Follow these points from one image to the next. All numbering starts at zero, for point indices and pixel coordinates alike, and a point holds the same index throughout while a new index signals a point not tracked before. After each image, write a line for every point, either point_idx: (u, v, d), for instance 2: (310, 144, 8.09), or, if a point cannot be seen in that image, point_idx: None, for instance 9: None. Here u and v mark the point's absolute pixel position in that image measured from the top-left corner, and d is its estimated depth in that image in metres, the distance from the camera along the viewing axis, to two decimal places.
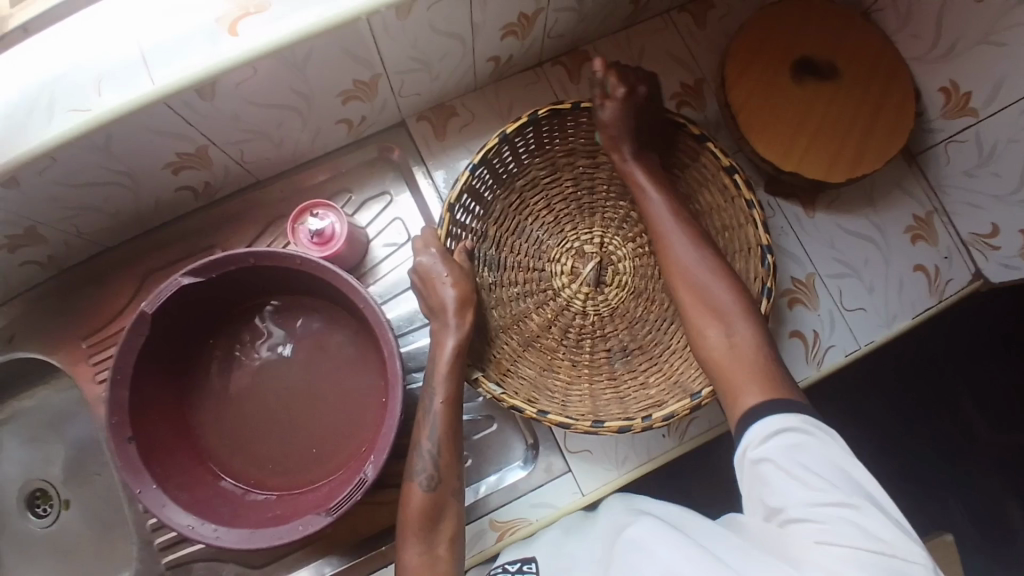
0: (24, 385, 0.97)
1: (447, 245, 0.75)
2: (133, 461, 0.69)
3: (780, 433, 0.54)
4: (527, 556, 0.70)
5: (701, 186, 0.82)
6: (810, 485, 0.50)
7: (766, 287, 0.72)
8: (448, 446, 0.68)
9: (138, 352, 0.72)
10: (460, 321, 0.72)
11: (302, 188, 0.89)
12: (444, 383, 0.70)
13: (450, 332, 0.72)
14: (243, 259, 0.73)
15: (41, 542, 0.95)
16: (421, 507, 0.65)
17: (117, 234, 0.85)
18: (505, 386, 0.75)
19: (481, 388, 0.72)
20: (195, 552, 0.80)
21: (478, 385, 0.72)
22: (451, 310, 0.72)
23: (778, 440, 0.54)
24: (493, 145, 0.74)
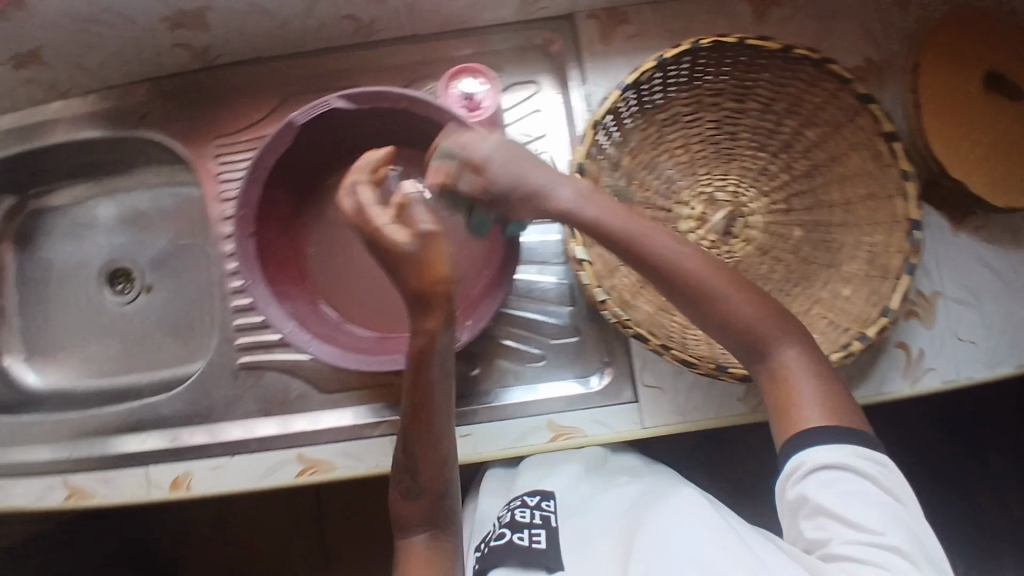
0: (120, 169, 0.96)
1: (584, 166, 0.75)
2: (249, 255, 0.73)
3: (840, 473, 0.53)
4: (548, 492, 0.75)
5: (848, 150, 0.78)
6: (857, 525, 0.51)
7: (909, 262, 0.72)
8: (433, 460, 0.61)
9: (277, 158, 0.74)
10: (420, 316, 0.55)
11: (451, 55, 0.87)
12: (410, 398, 0.59)
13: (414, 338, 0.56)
14: (395, 98, 0.73)
15: (114, 317, 0.98)
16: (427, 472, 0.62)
17: (269, 47, 0.85)
18: (629, 314, 0.75)
19: (607, 311, 0.73)
20: (270, 362, 0.85)
21: (603, 308, 0.73)
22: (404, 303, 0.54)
23: (834, 474, 0.53)
24: (649, 68, 0.73)
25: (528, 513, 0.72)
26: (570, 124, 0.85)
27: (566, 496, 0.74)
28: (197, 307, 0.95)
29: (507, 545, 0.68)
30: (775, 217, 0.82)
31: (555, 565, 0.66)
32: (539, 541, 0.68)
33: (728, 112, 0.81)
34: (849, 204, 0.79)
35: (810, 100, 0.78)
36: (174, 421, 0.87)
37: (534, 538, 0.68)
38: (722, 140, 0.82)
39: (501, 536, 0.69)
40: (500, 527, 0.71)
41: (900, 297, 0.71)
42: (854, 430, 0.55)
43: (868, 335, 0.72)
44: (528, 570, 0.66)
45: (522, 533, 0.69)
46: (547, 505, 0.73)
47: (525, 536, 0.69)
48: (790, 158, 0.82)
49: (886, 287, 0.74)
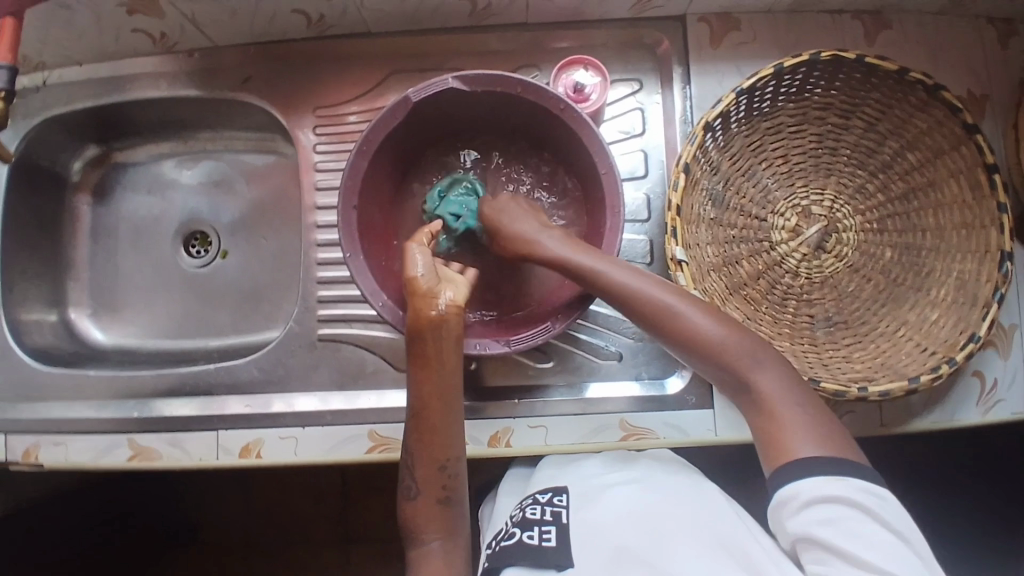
0: (215, 129, 0.99)
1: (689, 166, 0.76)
2: (351, 227, 0.72)
3: (802, 494, 0.55)
4: (560, 488, 0.72)
5: (948, 176, 0.79)
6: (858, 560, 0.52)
7: (999, 292, 0.73)
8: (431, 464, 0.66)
9: (387, 134, 0.73)
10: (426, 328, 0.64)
11: (558, 46, 0.88)
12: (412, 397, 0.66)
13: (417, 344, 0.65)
14: (511, 84, 0.73)
15: (186, 278, 1.01)
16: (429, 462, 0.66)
17: (381, 22, 0.86)
18: None
19: None
20: (348, 336, 0.84)
21: None
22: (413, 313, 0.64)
23: (814, 505, 0.54)
24: (767, 75, 0.74)
25: (540, 509, 0.68)
26: (669, 126, 0.86)
27: (579, 490, 0.70)
28: (275, 274, 0.97)
29: (516, 544, 0.64)
30: (866, 237, 0.83)
31: (565, 563, 0.61)
32: (550, 538, 0.64)
33: (832, 127, 0.82)
34: (942, 230, 0.80)
35: (915, 125, 0.80)
36: (247, 385, 0.86)
37: (545, 536, 0.64)
38: (822, 154, 0.83)
39: (512, 536, 0.66)
40: (511, 525, 0.68)
41: (988, 326, 0.72)
42: (847, 462, 0.55)
43: (956, 360, 0.71)
44: (538, 568, 0.62)
45: (532, 530, 0.66)
46: (559, 501, 0.69)
47: (536, 533, 0.65)
48: (887, 180, 0.83)
49: (975, 316, 0.74)
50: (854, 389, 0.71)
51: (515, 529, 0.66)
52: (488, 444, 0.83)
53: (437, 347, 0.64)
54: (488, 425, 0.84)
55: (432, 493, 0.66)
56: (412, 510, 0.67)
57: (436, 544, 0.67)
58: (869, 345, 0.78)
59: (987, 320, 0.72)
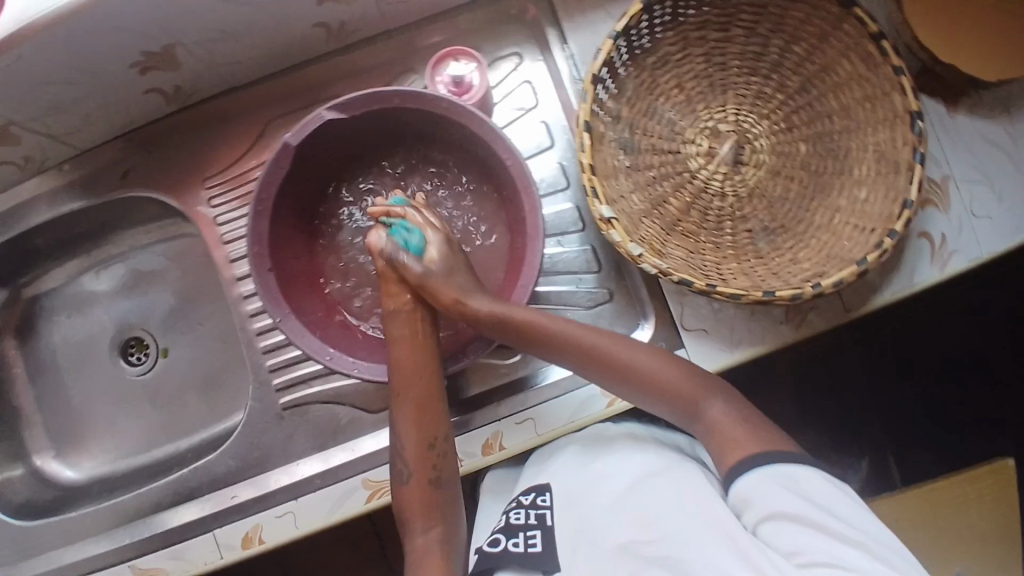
0: (117, 232, 0.95)
1: (587, 124, 0.75)
2: (273, 290, 0.70)
3: (763, 480, 0.59)
4: (543, 486, 0.74)
5: (838, 57, 0.79)
6: (826, 530, 0.54)
7: (919, 151, 0.71)
8: (421, 445, 0.69)
9: (279, 187, 0.71)
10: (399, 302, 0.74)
11: (427, 44, 0.85)
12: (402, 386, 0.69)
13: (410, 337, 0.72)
14: (386, 99, 0.70)
15: (138, 386, 0.98)
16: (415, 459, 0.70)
17: (241, 74, 0.82)
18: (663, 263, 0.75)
19: (644, 265, 0.72)
20: (313, 395, 0.82)
21: (639, 262, 0.72)
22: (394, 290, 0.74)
23: (775, 484, 0.58)
24: (636, 12, 0.74)
25: (523, 514, 0.71)
26: (561, 88, 0.84)
27: (559, 484, 0.73)
28: (224, 356, 0.94)
29: (503, 552, 0.67)
30: (778, 138, 0.83)
31: (552, 566, 0.65)
32: (536, 543, 0.67)
33: (715, 42, 0.82)
34: (848, 109, 0.79)
35: (792, 17, 0.79)
36: (230, 477, 0.84)
37: (530, 542, 0.67)
38: (714, 71, 0.83)
39: (497, 543, 0.69)
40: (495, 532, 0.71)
41: (917, 188, 0.71)
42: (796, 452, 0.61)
43: (897, 231, 0.70)
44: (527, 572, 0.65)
45: (518, 538, 0.68)
46: (542, 500, 0.72)
47: (522, 539, 0.68)
48: (783, 77, 0.83)
49: (902, 182, 0.73)
50: (807, 288, 0.70)
51: (500, 537, 0.69)
52: (482, 454, 0.82)
53: (414, 324, 0.72)
54: (476, 437, 0.82)
55: (423, 470, 0.68)
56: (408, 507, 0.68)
57: (431, 532, 0.67)
58: (811, 242, 0.78)
59: (915, 183, 0.71)
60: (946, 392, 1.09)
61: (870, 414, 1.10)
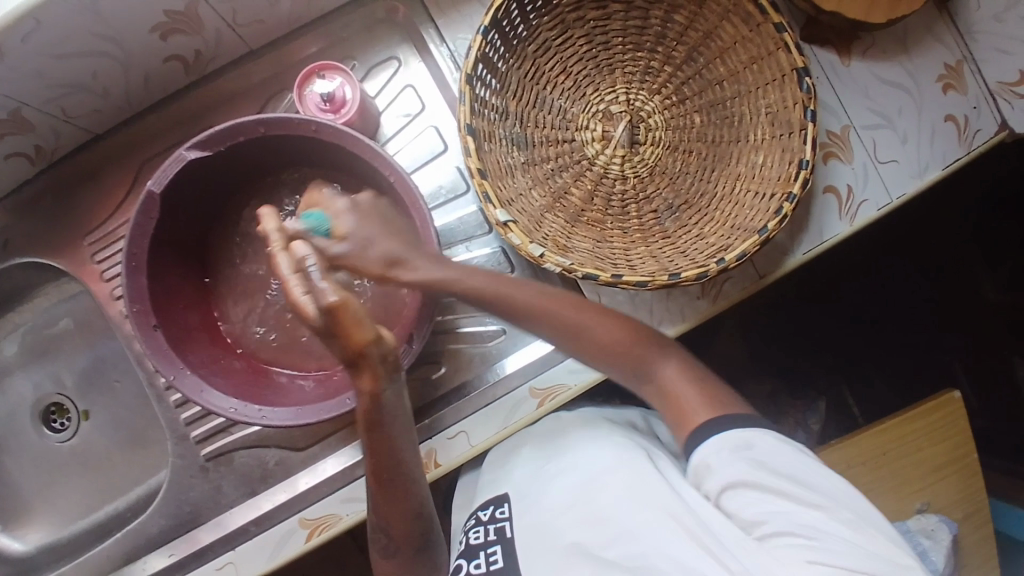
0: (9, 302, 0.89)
1: (471, 122, 0.70)
2: (163, 348, 0.66)
3: (718, 449, 0.56)
4: (501, 498, 0.71)
5: (719, 21, 0.76)
6: (791, 499, 0.52)
7: (809, 109, 0.70)
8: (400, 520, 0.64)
9: (152, 238, 0.66)
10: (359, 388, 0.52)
11: (298, 60, 0.80)
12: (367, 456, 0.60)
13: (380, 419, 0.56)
14: (251, 129, 0.66)
15: (64, 453, 0.92)
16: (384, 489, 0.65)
17: (104, 120, 0.78)
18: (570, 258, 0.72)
19: (548, 264, 0.69)
20: (234, 443, 0.80)
21: (543, 262, 0.69)
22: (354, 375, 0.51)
23: (746, 455, 0.55)
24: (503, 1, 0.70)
25: (482, 531, 0.68)
26: (446, 89, 0.80)
27: (519, 493, 0.70)
28: (145, 412, 0.90)
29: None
30: (672, 112, 0.81)
31: None
32: (497, 560, 0.64)
33: (595, 22, 0.79)
34: (736, 73, 0.77)
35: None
36: (164, 539, 0.81)
37: (491, 559, 0.64)
38: (597, 52, 0.81)
39: (459, 568, 0.65)
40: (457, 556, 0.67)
41: (811, 147, 0.69)
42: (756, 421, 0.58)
43: (795, 193, 0.69)
44: None
45: (478, 557, 0.65)
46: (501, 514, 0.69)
47: (482, 559, 0.65)
48: (668, 48, 0.80)
49: (797, 142, 0.72)
50: (712, 265, 0.69)
51: (461, 560, 0.65)
52: None
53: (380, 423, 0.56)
54: None
55: (408, 546, 0.66)
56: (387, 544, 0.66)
57: None
58: (715, 214, 0.77)
59: (809, 143, 0.69)
60: (879, 335, 1.10)
61: (816, 364, 1.11)
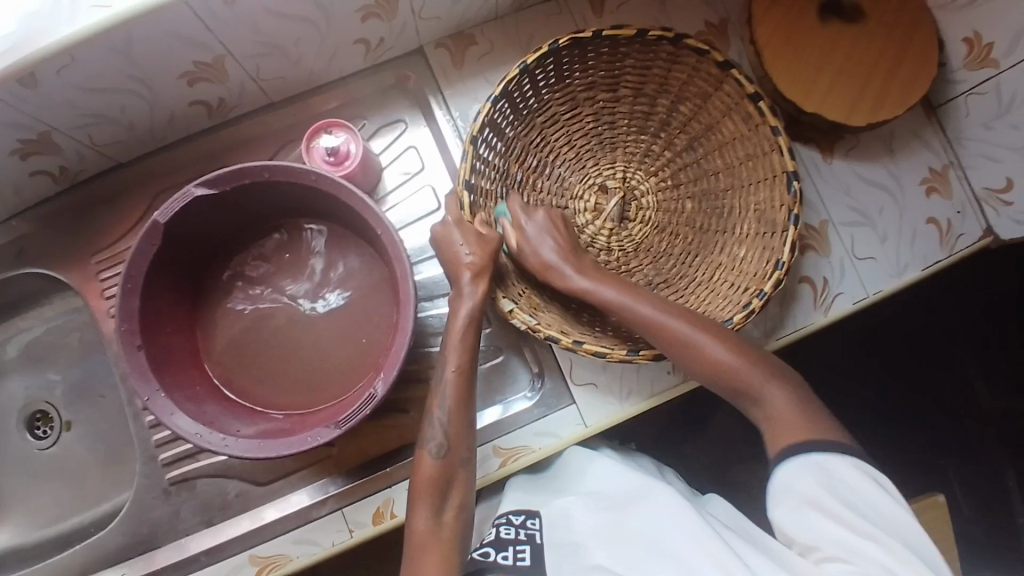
0: (12, 309, 0.93)
1: (470, 181, 0.75)
2: (143, 368, 0.68)
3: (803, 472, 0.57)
4: (532, 511, 0.70)
5: (722, 117, 0.81)
6: (842, 526, 0.53)
7: (793, 213, 0.74)
8: (458, 489, 0.68)
9: (150, 262, 0.70)
10: (474, 288, 0.72)
11: (314, 114, 0.87)
12: (457, 353, 0.71)
13: (465, 302, 0.72)
14: (256, 172, 0.70)
15: (41, 462, 0.94)
16: (433, 474, 0.67)
17: (128, 149, 0.85)
18: (538, 318, 0.77)
19: (515, 320, 0.74)
20: (199, 469, 0.82)
21: (512, 317, 0.74)
22: (464, 278, 0.72)
23: (811, 478, 0.56)
24: (515, 76, 0.74)
25: (513, 530, 0.66)
26: (446, 153, 0.87)
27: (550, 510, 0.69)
28: (124, 428, 0.93)
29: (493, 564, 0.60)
30: (665, 195, 0.85)
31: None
32: (525, 558, 0.61)
33: (603, 103, 0.84)
34: (732, 167, 0.82)
35: (677, 77, 0.82)
36: (118, 557, 0.82)
37: (520, 555, 0.61)
38: (601, 131, 0.85)
39: (487, 555, 0.61)
40: (483, 547, 0.64)
41: (789, 248, 0.74)
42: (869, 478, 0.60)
43: (766, 291, 0.73)
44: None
45: (507, 550, 0.62)
46: (532, 523, 0.67)
47: (511, 553, 0.62)
48: (670, 135, 0.85)
49: (778, 242, 0.76)
50: None
51: (489, 549, 0.62)
52: (373, 523, 0.78)
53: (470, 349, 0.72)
54: (368, 503, 0.79)
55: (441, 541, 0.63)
56: (433, 547, 0.63)
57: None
58: (690, 297, 0.80)
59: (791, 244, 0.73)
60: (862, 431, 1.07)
61: None
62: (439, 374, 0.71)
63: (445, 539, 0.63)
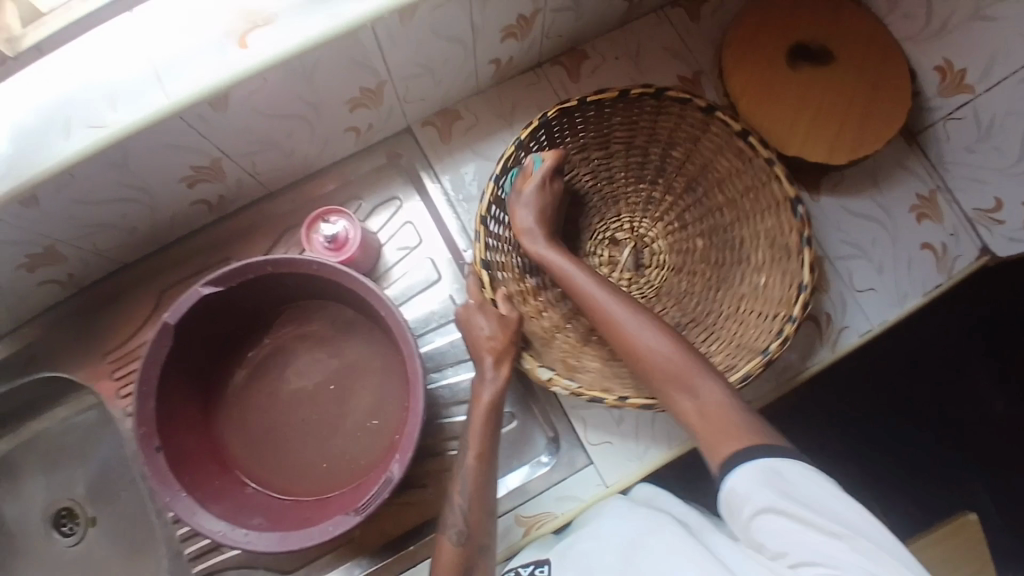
0: (30, 411, 0.95)
1: (487, 259, 0.78)
2: (162, 469, 0.69)
3: (753, 478, 0.53)
4: (542, 558, 0.68)
5: (716, 155, 0.84)
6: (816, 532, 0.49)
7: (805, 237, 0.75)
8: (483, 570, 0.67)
9: (163, 363, 0.71)
10: (496, 373, 0.74)
11: (313, 197, 0.90)
12: (478, 436, 0.72)
13: (486, 385, 0.74)
14: (260, 267, 0.72)
15: (64, 563, 0.94)
16: (454, 559, 0.66)
17: (136, 249, 0.88)
18: (579, 380, 0.77)
19: (556, 387, 0.75)
20: (224, 561, 0.82)
21: (552, 385, 0.75)
22: (488, 361, 0.74)
23: (765, 489, 0.52)
24: (511, 154, 0.79)
25: None
26: (442, 224, 0.89)
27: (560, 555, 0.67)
28: (145, 521, 0.93)
29: None
30: (675, 237, 0.88)
31: None
32: None
33: (599, 160, 0.87)
34: (735, 201, 0.84)
35: (665, 128, 0.84)
36: None
37: None
38: (602, 185, 0.88)
39: None
40: None
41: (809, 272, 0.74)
42: None
43: (795, 316, 0.74)
44: None
45: None
46: (541, 571, 0.67)
47: None
48: (668, 180, 0.88)
49: (795, 266, 0.77)
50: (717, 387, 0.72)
51: None
52: None
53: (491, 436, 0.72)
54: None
55: None
56: None
57: None
58: (721, 334, 0.81)
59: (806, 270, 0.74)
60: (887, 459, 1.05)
61: None
62: (458, 460, 0.72)
63: None
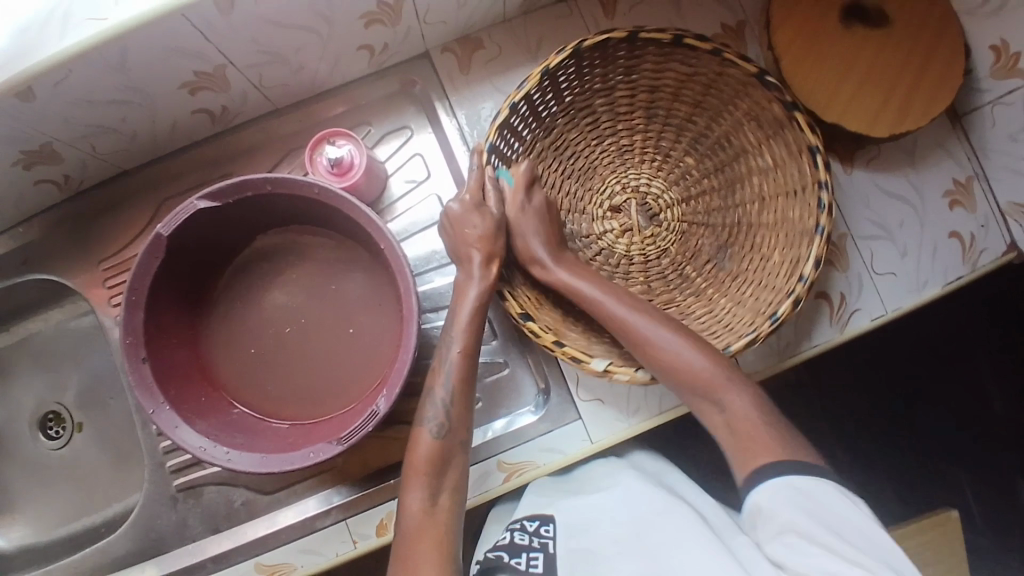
0: (21, 313, 0.94)
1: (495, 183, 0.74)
2: (147, 380, 0.68)
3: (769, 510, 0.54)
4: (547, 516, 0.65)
5: (660, 76, 0.80)
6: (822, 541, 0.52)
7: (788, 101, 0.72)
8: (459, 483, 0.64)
9: (154, 275, 0.69)
10: (484, 273, 0.72)
11: (319, 120, 0.86)
12: (462, 335, 0.70)
13: (472, 282, 0.72)
14: (259, 185, 0.69)
15: (50, 464, 0.95)
16: (430, 454, 0.64)
17: (133, 156, 0.84)
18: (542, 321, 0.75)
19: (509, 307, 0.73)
20: (206, 476, 0.83)
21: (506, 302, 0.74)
22: (474, 260, 0.72)
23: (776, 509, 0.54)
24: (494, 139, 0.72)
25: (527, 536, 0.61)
26: (452, 161, 0.85)
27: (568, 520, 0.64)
28: (133, 431, 0.94)
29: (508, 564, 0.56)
30: (666, 168, 0.84)
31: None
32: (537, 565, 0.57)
33: (568, 126, 0.81)
34: (699, 103, 0.81)
35: (614, 75, 0.79)
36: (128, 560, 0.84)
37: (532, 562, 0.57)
38: (584, 143, 0.82)
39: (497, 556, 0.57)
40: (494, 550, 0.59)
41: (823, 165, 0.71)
42: None
43: (807, 276, 0.71)
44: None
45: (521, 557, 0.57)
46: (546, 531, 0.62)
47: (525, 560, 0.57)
48: (630, 124, 0.83)
49: (790, 133, 0.75)
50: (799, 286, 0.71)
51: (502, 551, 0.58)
52: (376, 535, 0.79)
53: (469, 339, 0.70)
54: (372, 515, 0.79)
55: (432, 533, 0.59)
56: (429, 530, 0.59)
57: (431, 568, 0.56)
58: (762, 231, 0.80)
59: (820, 165, 0.71)
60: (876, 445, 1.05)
61: None
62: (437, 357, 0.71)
63: (439, 528, 0.60)
